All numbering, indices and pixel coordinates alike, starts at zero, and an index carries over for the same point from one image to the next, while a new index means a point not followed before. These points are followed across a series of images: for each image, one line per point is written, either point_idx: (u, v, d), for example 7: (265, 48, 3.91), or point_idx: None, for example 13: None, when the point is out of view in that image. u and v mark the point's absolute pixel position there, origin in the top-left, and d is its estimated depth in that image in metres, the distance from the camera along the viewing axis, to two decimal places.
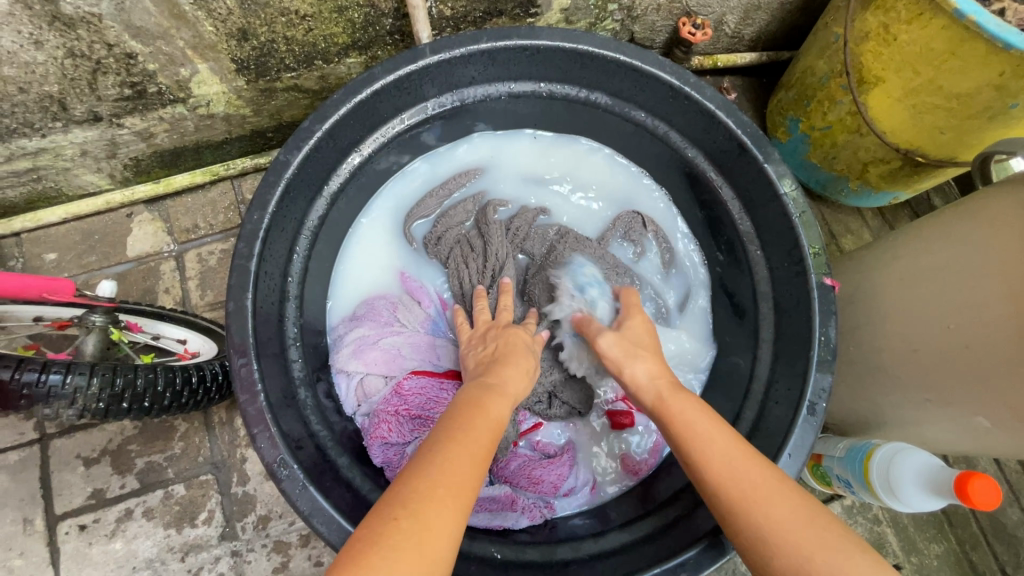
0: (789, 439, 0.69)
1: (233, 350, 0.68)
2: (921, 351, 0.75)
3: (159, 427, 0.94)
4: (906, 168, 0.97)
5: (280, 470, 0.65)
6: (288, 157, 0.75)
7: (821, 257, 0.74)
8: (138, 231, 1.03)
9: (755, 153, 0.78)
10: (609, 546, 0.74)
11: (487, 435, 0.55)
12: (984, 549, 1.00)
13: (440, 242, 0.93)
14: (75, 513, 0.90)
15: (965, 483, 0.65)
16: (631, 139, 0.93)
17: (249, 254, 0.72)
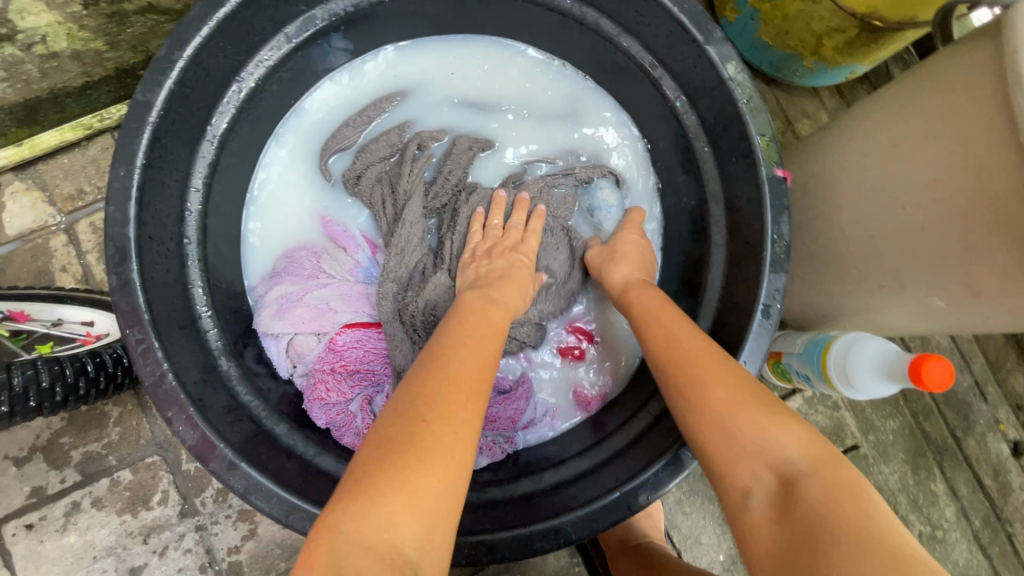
0: (744, 345, 0.65)
1: (126, 329, 0.60)
2: (877, 238, 0.72)
3: (89, 415, 0.87)
4: (863, 36, 0.88)
5: (205, 451, 0.60)
6: (148, 96, 0.62)
7: (771, 147, 0.67)
8: (13, 205, 0.89)
9: (695, 33, 0.68)
10: (571, 473, 0.73)
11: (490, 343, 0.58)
12: (936, 418, 1.04)
13: (361, 180, 0.81)
14: (18, 514, 0.85)
15: (920, 366, 0.64)
16: (558, 33, 0.82)
17: (123, 218, 0.61)
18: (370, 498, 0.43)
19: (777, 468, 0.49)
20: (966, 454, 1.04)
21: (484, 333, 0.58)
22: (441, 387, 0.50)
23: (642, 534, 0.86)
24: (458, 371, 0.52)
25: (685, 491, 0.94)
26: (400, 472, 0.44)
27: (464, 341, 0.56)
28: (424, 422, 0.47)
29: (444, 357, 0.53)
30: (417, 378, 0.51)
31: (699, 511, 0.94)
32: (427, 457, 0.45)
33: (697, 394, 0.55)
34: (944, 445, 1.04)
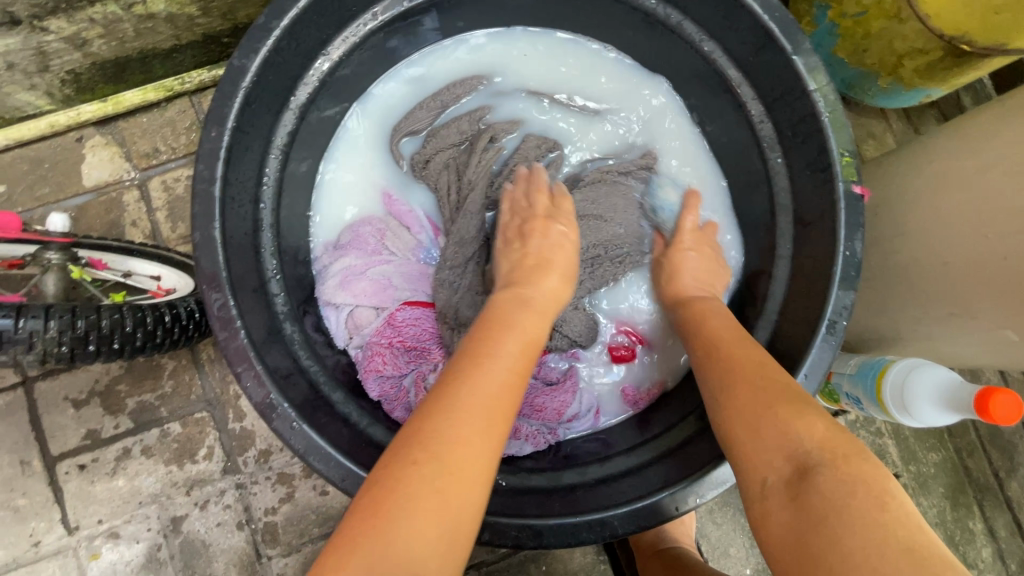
0: (805, 359, 0.64)
1: (205, 285, 0.62)
2: (953, 263, 0.70)
3: (146, 366, 0.91)
4: (947, 59, 0.86)
5: (269, 409, 0.62)
6: (244, 62, 0.64)
7: (852, 162, 0.66)
8: (92, 158, 0.93)
9: (783, 42, 0.67)
10: (615, 470, 0.73)
11: (513, 360, 0.55)
12: (979, 455, 1.02)
13: (429, 164, 0.83)
14: (72, 454, 0.89)
15: (987, 398, 0.63)
16: (638, 32, 0.82)
17: (211, 177, 0.63)
18: (387, 525, 0.43)
19: (798, 460, 0.48)
20: (1008, 495, 1.02)
21: (523, 324, 0.59)
22: (481, 388, 0.51)
23: (673, 538, 0.86)
24: (469, 398, 0.50)
25: (717, 501, 0.94)
26: (446, 482, 0.46)
27: (481, 359, 0.54)
28: (452, 413, 0.49)
29: (486, 343, 0.56)
30: (444, 408, 0.50)
31: (730, 523, 0.94)
32: (429, 501, 0.45)
33: (725, 379, 0.58)
34: (986, 484, 1.01)
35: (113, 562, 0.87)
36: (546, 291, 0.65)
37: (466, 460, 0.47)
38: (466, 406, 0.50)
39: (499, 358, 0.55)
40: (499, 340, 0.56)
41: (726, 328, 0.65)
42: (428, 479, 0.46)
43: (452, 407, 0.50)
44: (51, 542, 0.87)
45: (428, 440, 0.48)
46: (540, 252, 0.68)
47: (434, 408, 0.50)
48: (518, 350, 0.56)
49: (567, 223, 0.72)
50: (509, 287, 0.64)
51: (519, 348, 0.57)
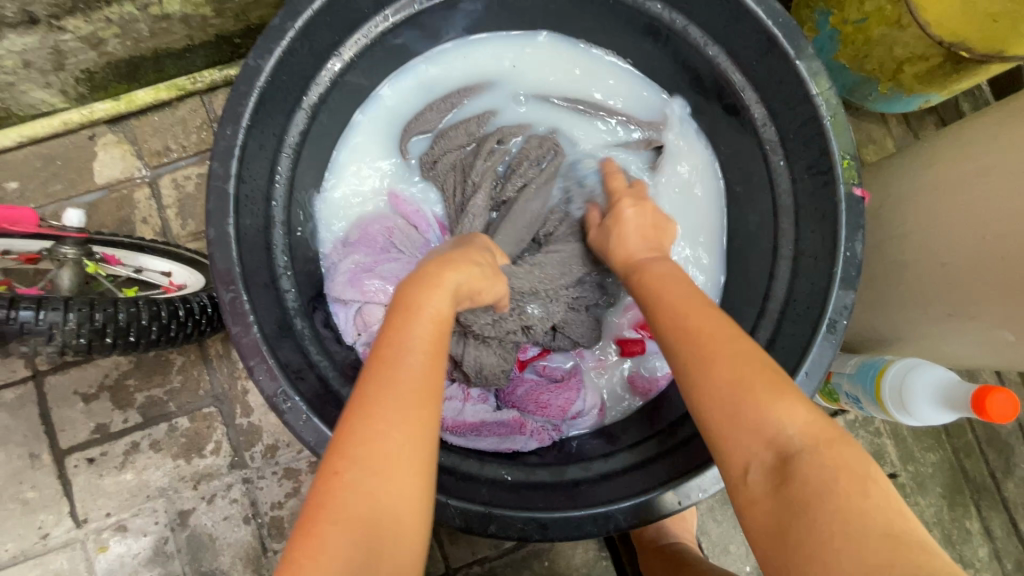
0: (806, 357, 0.66)
1: (219, 280, 0.64)
2: (952, 265, 0.71)
3: (155, 361, 0.92)
4: (946, 65, 0.88)
5: (281, 402, 0.63)
6: (259, 62, 0.65)
7: (852, 165, 0.68)
8: (104, 155, 0.94)
9: (785, 48, 0.69)
10: (619, 465, 0.74)
11: (427, 342, 0.51)
12: (976, 456, 1.03)
13: (437, 165, 0.85)
14: (81, 447, 0.90)
15: (984, 397, 0.64)
16: (642, 37, 0.83)
17: (226, 174, 0.65)
18: (315, 541, 0.43)
19: (779, 447, 0.47)
20: (1004, 496, 1.03)
21: (429, 305, 0.52)
22: (388, 384, 0.48)
23: (675, 535, 0.87)
24: (376, 394, 0.48)
25: (718, 499, 0.95)
26: (370, 484, 0.45)
27: (387, 349, 0.50)
28: (367, 423, 0.47)
29: (390, 338, 0.50)
30: (360, 413, 0.47)
31: (731, 520, 0.95)
32: (366, 508, 0.44)
33: (700, 370, 0.52)
34: (982, 484, 1.03)
35: (121, 554, 0.88)
36: (468, 276, 0.57)
37: (388, 458, 0.46)
38: (376, 403, 0.47)
39: (419, 343, 0.50)
40: (411, 323, 0.51)
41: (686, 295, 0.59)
42: (349, 495, 0.44)
43: (361, 409, 0.47)
44: (59, 534, 0.88)
45: (349, 445, 0.46)
46: (461, 249, 0.61)
47: (348, 415, 0.48)
48: (425, 334, 0.51)
49: (636, 204, 0.75)
50: (418, 272, 0.56)
51: (426, 328, 0.51)
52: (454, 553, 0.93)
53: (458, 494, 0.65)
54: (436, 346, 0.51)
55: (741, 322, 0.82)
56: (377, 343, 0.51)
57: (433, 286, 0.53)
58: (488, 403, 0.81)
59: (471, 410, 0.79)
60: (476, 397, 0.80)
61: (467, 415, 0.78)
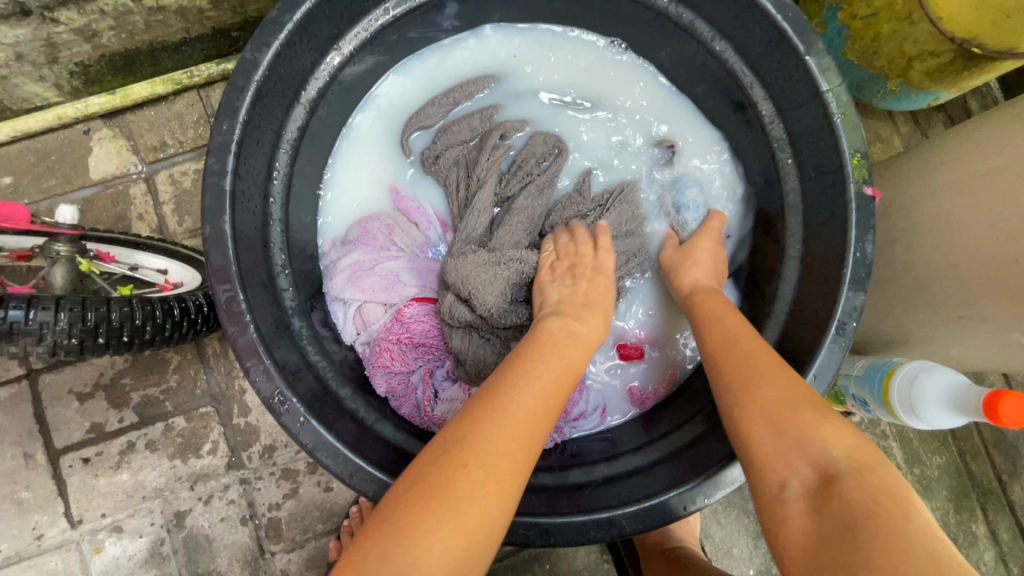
0: (815, 359, 0.64)
1: (214, 278, 0.62)
2: (964, 265, 0.70)
3: (151, 360, 0.90)
4: (957, 62, 0.86)
5: (278, 404, 0.61)
6: (256, 56, 0.64)
7: (863, 163, 0.66)
8: (100, 151, 0.92)
9: (796, 43, 0.67)
10: (623, 468, 0.73)
11: (558, 375, 0.56)
12: (983, 459, 1.02)
13: (438, 160, 0.83)
14: (76, 447, 0.88)
15: (996, 401, 0.63)
16: (648, 31, 0.82)
17: (222, 170, 0.63)
18: (420, 532, 0.43)
19: (820, 465, 0.47)
20: (1010, 499, 1.02)
21: (553, 364, 0.56)
22: (517, 405, 0.51)
23: (678, 539, 0.86)
24: (517, 408, 0.51)
25: (721, 502, 0.94)
26: (489, 489, 0.46)
27: (527, 370, 0.55)
28: (504, 432, 0.49)
29: (511, 381, 0.53)
30: (492, 419, 0.50)
31: (735, 523, 0.94)
32: (467, 514, 0.45)
33: (750, 386, 0.54)
34: (989, 488, 1.01)
35: (116, 556, 0.87)
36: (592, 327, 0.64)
37: (507, 474, 0.48)
38: (507, 416, 0.50)
39: (554, 374, 0.55)
40: (542, 352, 0.57)
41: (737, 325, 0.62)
42: (463, 518, 0.44)
43: (500, 416, 0.50)
44: (54, 535, 0.87)
45: (480, 450, 0.48)
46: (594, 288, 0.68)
47: (477, 419, 0.50)
48: (555, 375, 0.55)
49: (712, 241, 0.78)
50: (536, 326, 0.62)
51: (560, 365, 0.57)
52: None
53: None
54: (563, 382, 0.56)
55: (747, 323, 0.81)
56: (499, 381, 0.54)
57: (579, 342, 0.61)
58: None
59: None
60: None
61: None
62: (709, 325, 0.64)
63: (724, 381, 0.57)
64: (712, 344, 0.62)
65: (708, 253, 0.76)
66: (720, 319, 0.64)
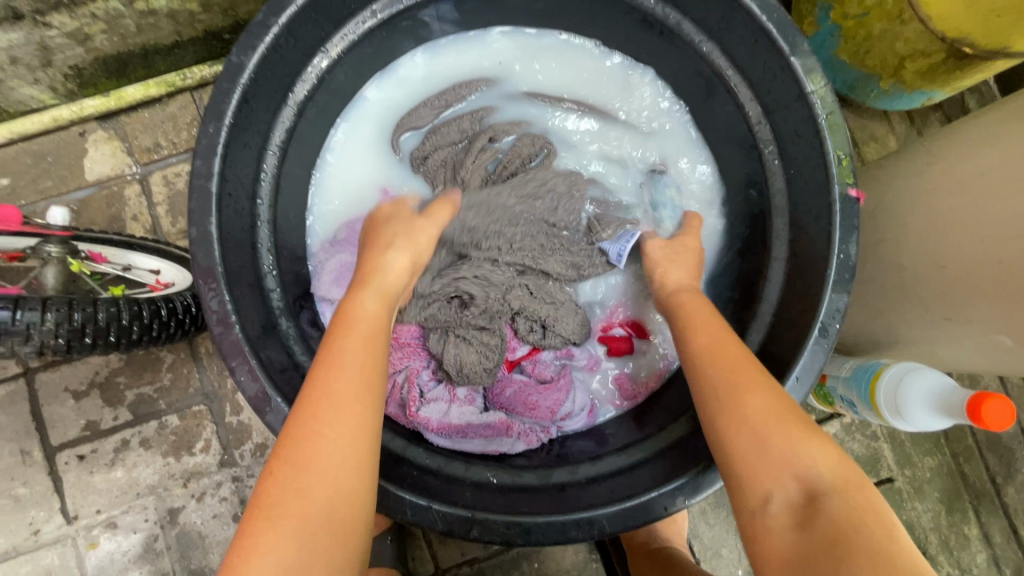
0: (798, 361, 0.64)
1: (201, 279, 0.63)
2: (950, 268, 0.70)
3: (145, 359, 0.92)
4: (949, 61, 0.86)
5: (262, 403, 0.62)
6: (242, 59, 0.65)
7: (847, 165, 0.66)
8: (95, 152, 0.93)
9: (780, 43, 0.67)
10: (608, 468, 0.73)
11: (359, 338, 0.56)
12: (976, 460, 1.01)
13: (428, 161, 0.83)
14: (72, 444, 0.90)
15: (979, 404, 0.63)
16: (635, 33, 0.82)
17: (208, 172, 0.64)
18: (257, 529, 0.45)
19: (805, 483, 0.50)
20: (1004, 501, 1.01)
21: (359, 311, 0.59)
22: (332, 386, 0.52)
23: (665, 538, 0.86)
24: (330, 390, 0.52)
25: (710, 502, 0.94)
26: (303, 477, 0.47)
27: (330, 349, 0.55)
28: (314, 428, 0.50)
29: (332, 348, 0.55)
30: (300, 415, 0.51)
31: (724, 524, 0.94)
32: (307, 507, 0.47)
33: (735, 394, 0.55)
34: (982, 489, 1.01)
35: (111, 551, 0.88)
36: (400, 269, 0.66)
37: (321, 461, 0.48)
38: (319, 396, 0.51)
39: (361, 346, 0.55)
40: (342, 322, 0.58)
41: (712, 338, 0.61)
42: (312, 491, 0.47)
43: (304, 406, 0.51)
44: (50, 531, 0.88)
45: (291, 440, 0.50)
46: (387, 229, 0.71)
47: (306, 409, 0.51)
48: (359, 353, 0.55)
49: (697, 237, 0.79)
50: (362, 272, 0.65)
51: (369, 332, 0.57)
52: (445, 554, 0.93)
53: (441, 498, 0.64)
54: (378, 356, 0.56)
55: (735, 323, 0.80)
56: (324, 351, 0.55)
57: (368, 292, 0.62)
58: (476, 405, 0.78)
59: (457, 411, 0.76)
60: (463, 399, 0.78)
61: (454, 416, 0.76)
62: (695, 334, 0.62)
63: (723, 376, 0.57)
64: (696, 346, 0.61)
65: (692, 253, 0.76)
66: (705, 327, 0.63)
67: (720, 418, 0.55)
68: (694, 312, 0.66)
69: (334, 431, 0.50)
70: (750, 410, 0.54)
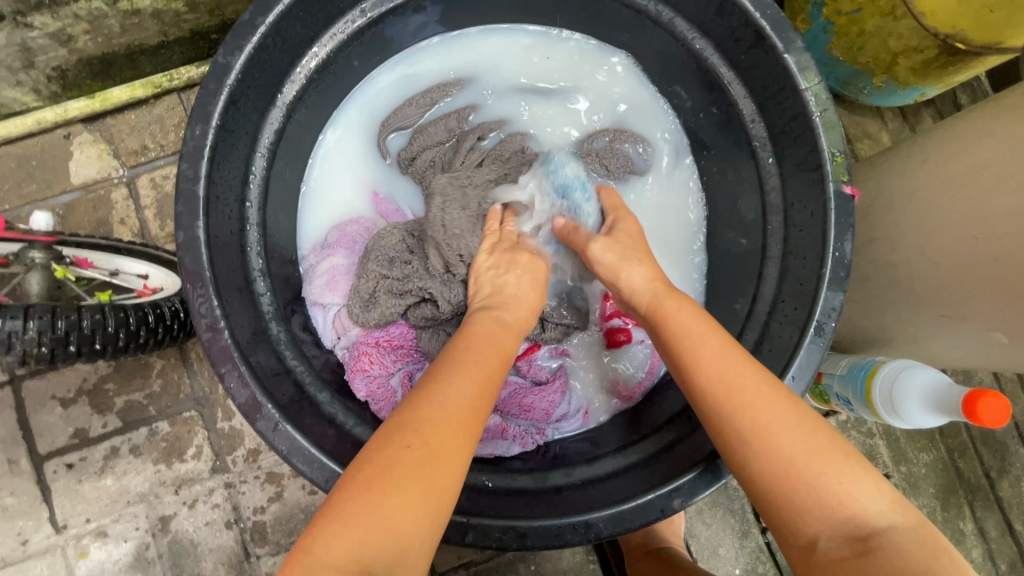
0: (794, 360, 0.64)
1: (188, 283, 0.62)
2: (945, 265, 0.70)
3: (134, 365, 0.90)
4: (941, 58, 0.85)
5: (252, 410, 0.61)
6: (229, 59, 0.63)
7: (842, 162, 0.66)
8: (80, 155, 0.92)
9: (774, 40, 0.66)
10: (603, 470, 0.73)
11: (489, 356, 0.56)
12: (971, 456, 1.02)
13: (415, 162, 0.82)
14: (60, 453, 0.88)
15: (976, 401, 0.62)
16: (629, 31, 0.81)
17: (194, 176, 0.63)
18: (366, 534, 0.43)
19: (839, 501, 0.47)
20: (998, 496, 1.01)
21: (488, 335, 0.59)
22: (455, 398, 0.51)
23: (662, 539, 0.86)
24: (451, 395, 0.51)
25: (707, 502, 0.94)
26: (414, 480, 0.45)
27: (462, 358, 0.55)
28: (437, 435, 0.48)
29: (466, 363, 0.55)
30: (415, 419, 0.49)
31: (720, 524, 0.94)
32: (413, 511, 0.44)
33: (746, 408, 0.51)
34: (977, 484, 1.01)
35: (102, 561, 0.87)
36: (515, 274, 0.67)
37: (436, 469, 0.46)
38: (440, 404, 0.50)
39: (474, 355, 0.56)
40: (465, 341, 0.58)
41: (714, 335, 0.57)
42: (417, 509, 0.45)
43: (424, 413, 0.49)
44: (39, 541, 0.87)
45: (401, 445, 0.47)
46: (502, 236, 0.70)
47: (424, 416, 0.49)
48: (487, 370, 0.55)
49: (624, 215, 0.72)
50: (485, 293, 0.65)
51: (487, 345, 0.58)
52: (440, 557, 0.92)
53: None
54: (497, 378, 0.56)
55: (730, 324, 0.80)
56: (453, 361, 0.55)
57: (479, 314, 0.62)
58: None
59: None
60: None
61: None
62: (687, 341, 0.57)
63: (730, 402, 0.52)
64: (674, 339, 0.58)
65: (638, 234, 0.70)
66: (684, 323, 0.58)
67: (754, 448, 0.50)
68: (673, 313, 0.59)
69: (463, 443, 0.49)
70: (744, 398, 0.52)
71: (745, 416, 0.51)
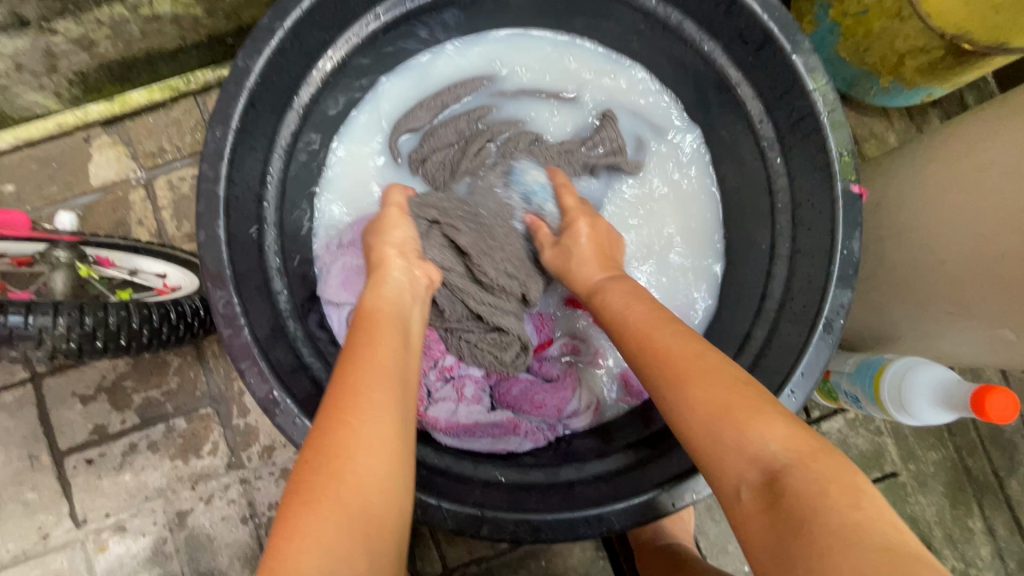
0: (803, 357, 0.65)
1: (210, 282, 0.63)
2: (950, 263, 0.70)
3: (152, 363, 0.92)
4: (948, 58, 0.86)
5: (272, 405, 0.62)
6: (248, 63, 0.65)
7: (850, 161, 0.67)
8: (99, 157, 0.94)
9: (782, 41, 0.68)
10: (614, 465, 0.73)
11: (389, 331, 0.57)
12: (980, 454, 1.02)
13: (426, 163, 0.84)
14: (80, 448, 0.90)
15: (983, 397, 0.63)
16: (638, 33, 0.82)
17: (215, 176, 0.64)
18: (300, 522, 0.44)
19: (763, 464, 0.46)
20: (1008, 494, 1.01)
21: (383, 305, 0.60)
22: (360, 380, 0.52)
23: (672, 535, 0.87)
24: (355, 374, 0.53)
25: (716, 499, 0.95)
26: (334, 465, 0.47)
27: (360, 337, 0.56)
28: (347, 419, 0.49)
29: (368, 343, 0.56)
30: (327, 410, 0.50)
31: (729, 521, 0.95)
32: (335, 493, 0.45)
33: (682, 393, 0.52)
34: (986, 483, 1.01)
35: (120, 555, 0.89)
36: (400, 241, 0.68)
37: (353, 450, 0.48)
38: (346, 388, 0.52)
39: (373, 330, 0.57)
40: (364, 319, 0.58)
41: (642, 314, 0.60)
42: (342, 490, 0.46)
43: (335, 397, 0.51)
44: (59, 535, 0.88)
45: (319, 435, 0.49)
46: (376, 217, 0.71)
47: (336, 407, 0.50)
48: (392, 346, 0.56)
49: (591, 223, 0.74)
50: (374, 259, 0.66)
51: (385, 320, 0.58)
52: (452, 553, 0.93)
53: (450, 496, 0.65)
54: (399, 350, 0.57)
55: (738, 322, 0.81)
56: (353, 344, 0.56)
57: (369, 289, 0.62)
58: (482, 404, 0.80)
59: (465, 411, 0.78)
60: (470, 398, 0.79)
61: (461, 415, 0.78)
62: (623, 333, 0.60)
63: (664, 384, 0.54)
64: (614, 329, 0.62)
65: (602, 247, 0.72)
66: (626, 311, 0.62)
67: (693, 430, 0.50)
68: (614, 295, 0.64)
69: (379, 422, 0.50)
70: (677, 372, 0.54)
71: (671, 391, 0.53)
